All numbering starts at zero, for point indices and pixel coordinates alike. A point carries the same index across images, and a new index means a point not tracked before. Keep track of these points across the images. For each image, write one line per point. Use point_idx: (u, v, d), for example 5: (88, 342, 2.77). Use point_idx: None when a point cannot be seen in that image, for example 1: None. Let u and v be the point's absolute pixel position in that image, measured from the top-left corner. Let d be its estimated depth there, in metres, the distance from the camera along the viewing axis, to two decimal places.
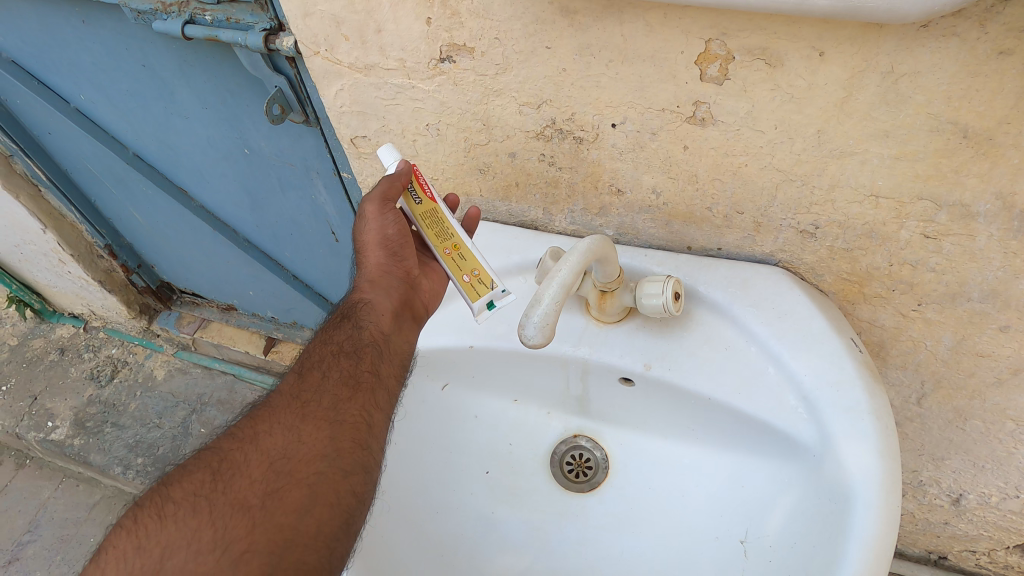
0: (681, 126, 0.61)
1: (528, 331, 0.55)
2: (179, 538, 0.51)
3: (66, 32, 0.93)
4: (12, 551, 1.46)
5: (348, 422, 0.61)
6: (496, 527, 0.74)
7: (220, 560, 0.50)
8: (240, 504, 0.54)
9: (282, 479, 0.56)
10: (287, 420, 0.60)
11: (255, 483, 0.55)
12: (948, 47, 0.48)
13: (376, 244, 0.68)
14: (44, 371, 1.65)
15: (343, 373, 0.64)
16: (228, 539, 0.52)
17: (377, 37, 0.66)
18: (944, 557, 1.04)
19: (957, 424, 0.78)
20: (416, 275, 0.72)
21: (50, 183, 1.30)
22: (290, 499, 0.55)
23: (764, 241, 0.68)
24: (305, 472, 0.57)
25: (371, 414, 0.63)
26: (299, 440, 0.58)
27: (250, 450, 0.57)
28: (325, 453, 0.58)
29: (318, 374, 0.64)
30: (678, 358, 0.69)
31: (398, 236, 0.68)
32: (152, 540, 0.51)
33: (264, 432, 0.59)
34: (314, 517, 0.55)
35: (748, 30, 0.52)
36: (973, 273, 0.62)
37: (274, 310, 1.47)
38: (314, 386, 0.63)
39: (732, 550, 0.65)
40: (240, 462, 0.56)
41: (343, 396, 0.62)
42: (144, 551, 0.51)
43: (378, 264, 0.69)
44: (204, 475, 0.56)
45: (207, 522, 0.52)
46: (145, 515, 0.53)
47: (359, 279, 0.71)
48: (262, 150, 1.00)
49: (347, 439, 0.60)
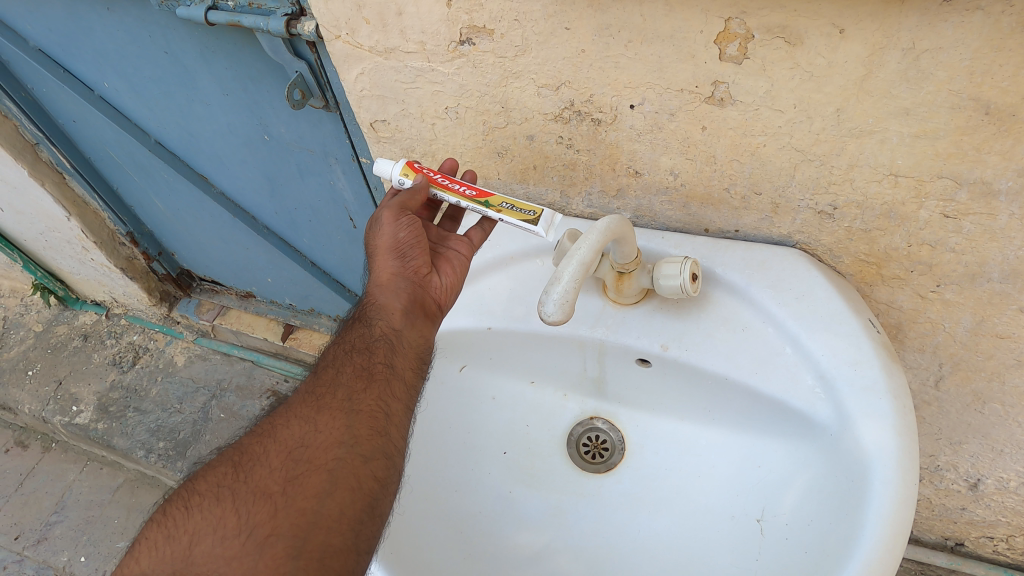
0: (699, 107, 0.61)
1: (549, 308, 0.55)
2: (205, 525, 0.54)
3: (91, 20, 0.95)
4: (41, 531, 1.50)
5: (365, 411, 0.63)
6: (514, 506, 0.75)
7: (245, 543, 0.53)
8: (262, 492, 0.56)
9: (302, 466, 0.58)
10: (304, 413, 0.62)
11: (276, 471, 0.58)
12: (971, 21, 0.48)
13: (388, 249, 0.72)
14: (68, 357, 1.68)
15: (356, 367, 0.66)
16: (251, 523, 0.54)
17: (397, 19, 0.67)
18: (961, 544, 1.04)
19: (975, 408, 0.78)
20: (426, 273, 0.74)
21: (74, 171, 1.32)
22: (311, 484, 0.57)
23: (782, 223, 0.68)
24: (323, 458, 0.59)
25: (388, 403, 0.64)
26: (315, 429, 0.61)
27: (269, 442, 0.60)
28: (343, 440, 0.60)
29: (333, 370, 0.67)
30: (695, 339, 0.69)
31: (411, 236, 0.73)
32: (180, 528, 0.55)
33: (282, 425, 0.62)
34: (335, 500, 0.57)
35: (768, 8, 0.52)
36: (994, 252, 0.62)
37: (293, 297, 1.50)
38: (329, 380, 0.66)
39: (749, 528, 0.66)
40: (259, 454, 0.59)
41: (358, 387, 0.64)
42: (174, 539, 0.54)
43: (386, 267, 0.73)
44: (227, 467, 0.59)
45: (230, 509, 0.55)
46: (174, 508, 0.57)
47: (370, 284, 0.74)
48: (282, 136, 1.01)
49: (365, 427, 0.62)
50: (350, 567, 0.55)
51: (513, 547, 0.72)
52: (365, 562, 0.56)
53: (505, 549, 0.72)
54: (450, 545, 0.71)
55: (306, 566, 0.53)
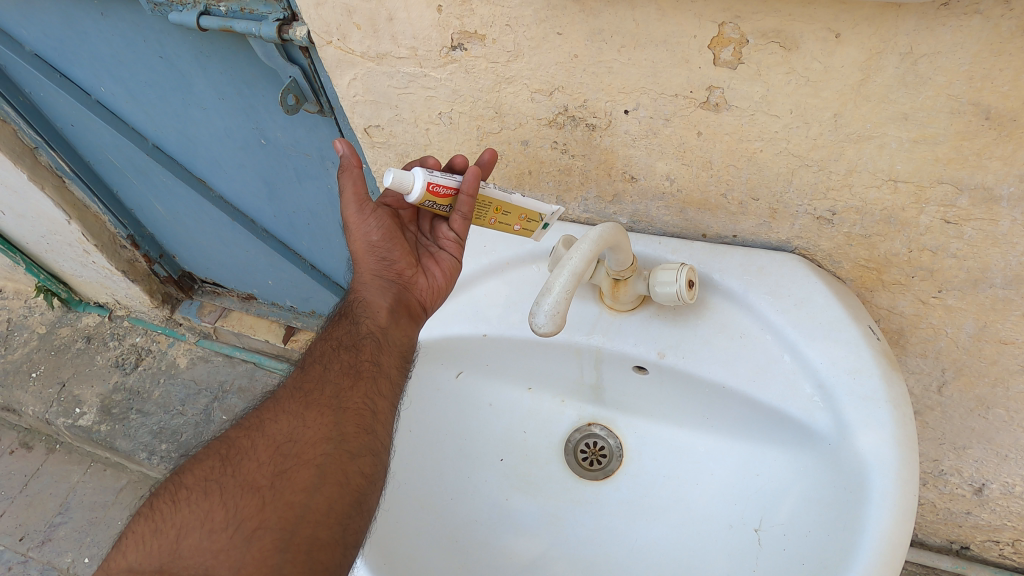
0: (694, 112, 0.60)
1: (539, 319, 0.55)
2: (193, 519, 0.54)
3: (86, 25, 0.95)
4: (46, 531, 1.51)
5: (352, 408, 0.63)
6: (509, 513, 0.74)
7: (234, 536, 0.53)
8: (250, 485, 0.56)
9: (290, 461, 0.58)
10: (292, 408, 0.62)
11: (263, 465, 0.58)
12: (970, 25, 0.46)
13: (366, 252, 0.72)
14: (71, 358, 1.69)
15: (344, 365, 0.66)
16: (240, 517, 0.54)
17: (388, 25, 0.66)
18: (967, 548, 1.03)
19: (979, 413, 0.77)
20: (410, 275, 0.74)
21: (73, 174, 1.32)
22: (299, 478, 0.57)
23: (780, 228, 0.67)
24: (311, 453, 0.59)
25: (375, 401, 0.65)
26: (304, 425, 0.61)
27: (257, 437, 0.60)
28: (331, 436, 0.60)
29: (320, 367, 0.66)
30: (692, 343, 0.68)
31: (384, 239, 0.72)
32: (168, 523, 0.54)
33: (270, 420, 0.61)
34: (323, 495, 0.57)
35: (762, 12, 0.51)
36: (996, 258, 0.60)
37: (293, 300, 1.50)
38: (316, 377, 0.65)
39: (747, 538, 0.65)
40: (247, 448, 0.59)
41: (345, 385, 0.65)
42: (161, 533, 0.54)
43: (368, 268, 0.73)
44: (214, 461, 0.58)
45: (219, 503, 0.55)
46: (161, 502, 0.56)
47: (354, 284, 0.74)
48: (278, 140, 1.01)
49: (352, 424, 0.62)
50: (337, 560, 0.56)
51: (509, 554, 0.71)
52: (351, 556, 0.57)
53: (500, 557, 0.71)
54: (444, 552, 0.70)
55: (294, 559, 0.53)
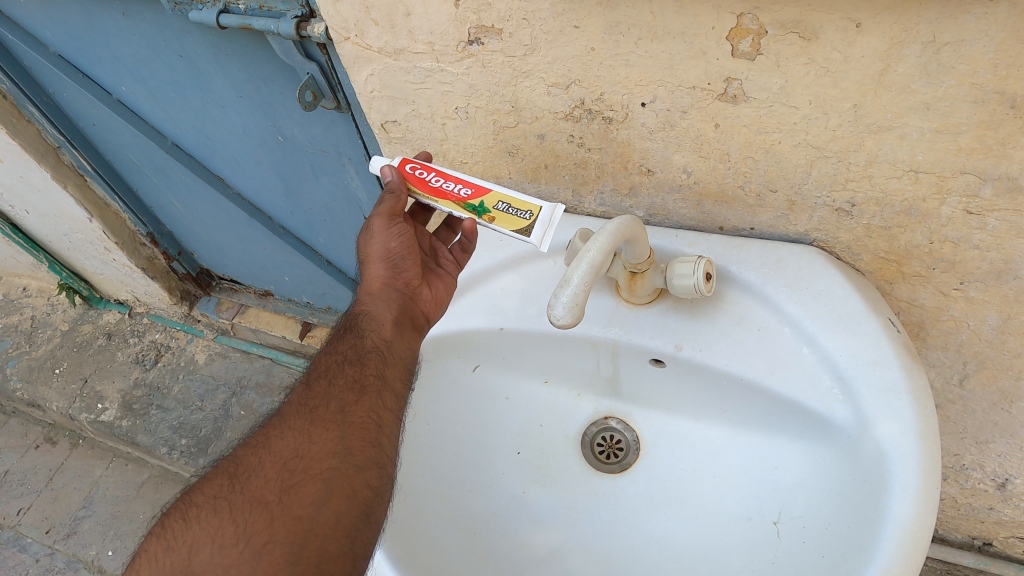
0: (712, 103, 0.60)
1: (557, 310, 0.55)
2: (204, 535, 0.55)
3: (108, 25, 0.96)
4: (70, 525, 1.54)
5: (357, 422, 0.64)
6: (527, 504, 0.75)
7: (244, 551, 0.54)
8: (258, 501, 0.57)
9: (297, 476, 0.59)
10: (298, 424, 0.63)
11: (271, 481, 0.59)
12: (995, 12, 0.46)
13: (379, 257, 0.74)
14: (93, 355, 1.71)
15: (348, 379, 0.67)
16: (249, 531, 0.55)
17: (405, 20, 0.66)
18: (989, 544, 1.01)
19: (1002, 407, 0.76)
20: (416, 286, 0.75)
21: (95, 174, 1.34)
22: (306, 493, 0.58)
23: (798, 220, 0.67)
24: (317, 468, 0.60)
25: (380, 414, 0.65)
26: (309, 440, 0.62)
27: (264, 454, 0.61)
28: (337, 450, 0.61)
29: (325, 382, 0.67)
30: (709, 339, 0.68)
31: (401, 246, 0.73)
32: (179, 540, 0.56)
33: (276, 437, 0.62)
34: (330, 508, 0.58)
35: (781, 3, 0.51)
36: (1020, 249, 0.60)
37: (309, 295, 1.51)
38: (321, 393, 0.66)
39: (766, 530, 0.65)
40: (254, 465, 0.60)
41: (350, 400, 0.65)
42: (173, 550, 0.55)
43: (377, 275, 0.74)
44: (222, 479, 0.60)
45: (228, 519, 0.56)
46: (173, 521, 0.58)
47: (361, 293, 0.75)
48: (295, 136, 1.02)
49: (357, 437, 0.63)
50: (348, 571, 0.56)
51: (527, 546, 0.71)
52: (362, 567, 0.58)
53: (518, 550, 0.71)
54: (461, 543, 0.70)
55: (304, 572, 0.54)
